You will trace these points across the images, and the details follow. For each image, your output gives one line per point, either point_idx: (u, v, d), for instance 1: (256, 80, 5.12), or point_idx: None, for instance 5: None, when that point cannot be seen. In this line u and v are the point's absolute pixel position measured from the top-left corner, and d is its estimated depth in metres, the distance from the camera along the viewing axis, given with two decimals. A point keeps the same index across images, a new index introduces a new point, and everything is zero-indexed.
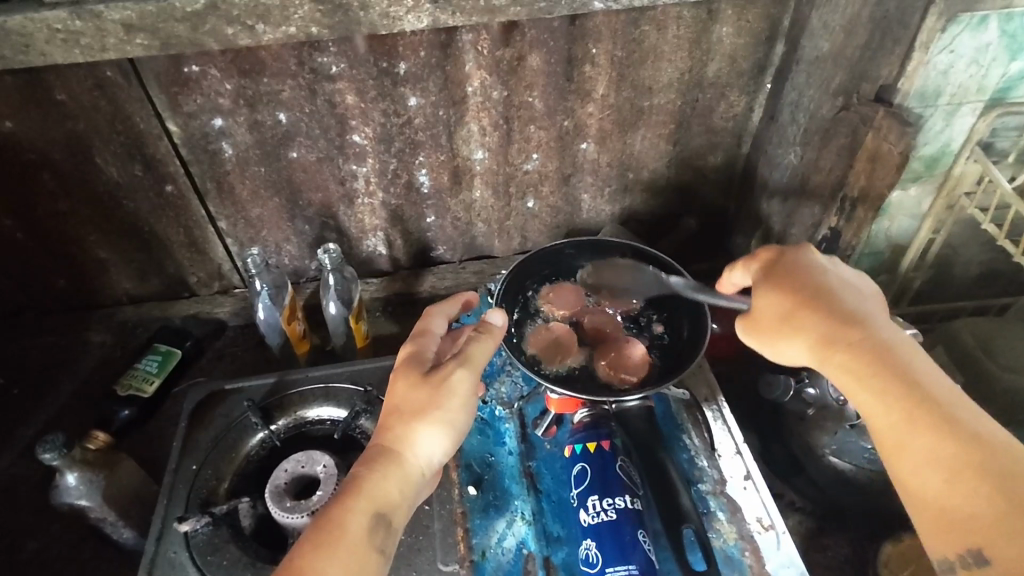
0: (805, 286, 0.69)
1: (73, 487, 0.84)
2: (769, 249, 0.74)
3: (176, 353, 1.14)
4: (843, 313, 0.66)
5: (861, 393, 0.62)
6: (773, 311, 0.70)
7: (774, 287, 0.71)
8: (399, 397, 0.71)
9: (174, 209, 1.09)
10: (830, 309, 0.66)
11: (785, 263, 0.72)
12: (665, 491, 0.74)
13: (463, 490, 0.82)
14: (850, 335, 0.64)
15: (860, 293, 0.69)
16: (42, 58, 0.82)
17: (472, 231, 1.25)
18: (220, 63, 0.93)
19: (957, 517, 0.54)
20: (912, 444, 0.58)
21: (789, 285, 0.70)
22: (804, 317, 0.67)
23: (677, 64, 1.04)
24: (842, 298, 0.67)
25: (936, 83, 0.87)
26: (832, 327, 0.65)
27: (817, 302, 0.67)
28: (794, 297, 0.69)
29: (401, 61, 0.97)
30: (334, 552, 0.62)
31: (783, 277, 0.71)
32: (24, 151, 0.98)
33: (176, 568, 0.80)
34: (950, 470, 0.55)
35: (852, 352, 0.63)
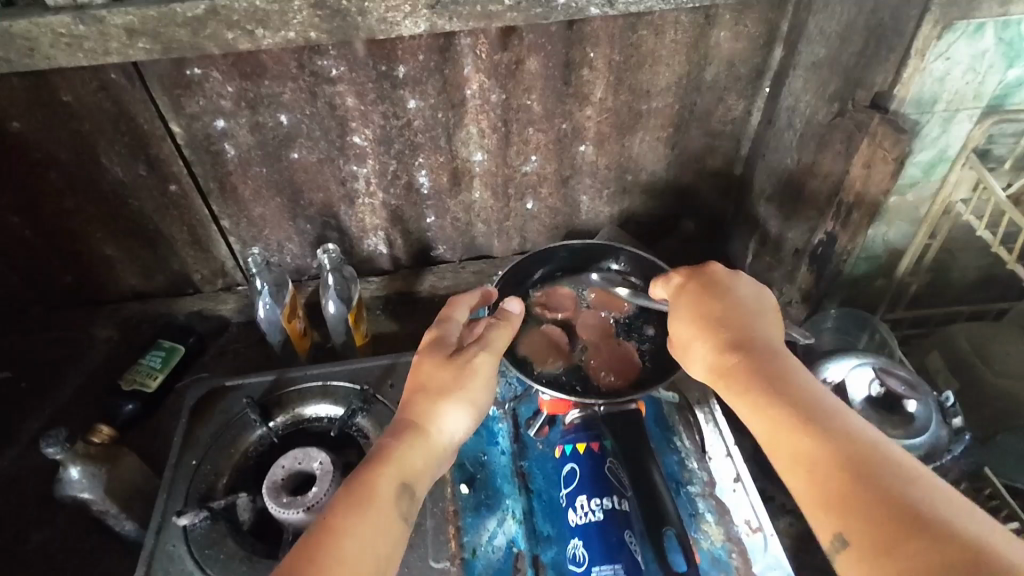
0: (700, 306, 0.74)
1: (76, 480, 0.86)
2: (680, 270, 0.78)
3: (179, 349, 1.16)
4: (734, 332, 0.70)
5: (748, 402, 0.65)
6: (678, 330, 0.75)
7: (679, 310, 0.76)
8: (424, 375, 0.75)
9: (178, 208, 1.11)
10: (723, 331, 0.71)
11: (691, 287, 0.76)
12: (651, 491, 0.77)
13: (456, 488, 0.84)
14: (738, 350, 0.69)
15: (754, 309, 0.73)
16: (47, 61, 0.84)
17: (472, 232, 1.26)
18: (222, 66, 0.94)
19: (830, 504, 0.56)
20: (786, 448, 0.61)
21: (696, 305, 0.74)
22: (701, 338, 0.72)
23: (675, 68, 1.05)
24: (736, 314, 0.72)
25: (932, 90, 0.88)
26: (721, 345, 0.70)
27: (710, 322, 0.72)
28: (696, 319, 0.73)
29: (400, 65, 0.98)
30: (365, 514, 0.65)
31: (685, 299, 0.76)
32: (31, 151, 1.00)
33: (175, 561, 0.82)
34: (817, 467, 0.58)
35: (741, 364, 0.67)
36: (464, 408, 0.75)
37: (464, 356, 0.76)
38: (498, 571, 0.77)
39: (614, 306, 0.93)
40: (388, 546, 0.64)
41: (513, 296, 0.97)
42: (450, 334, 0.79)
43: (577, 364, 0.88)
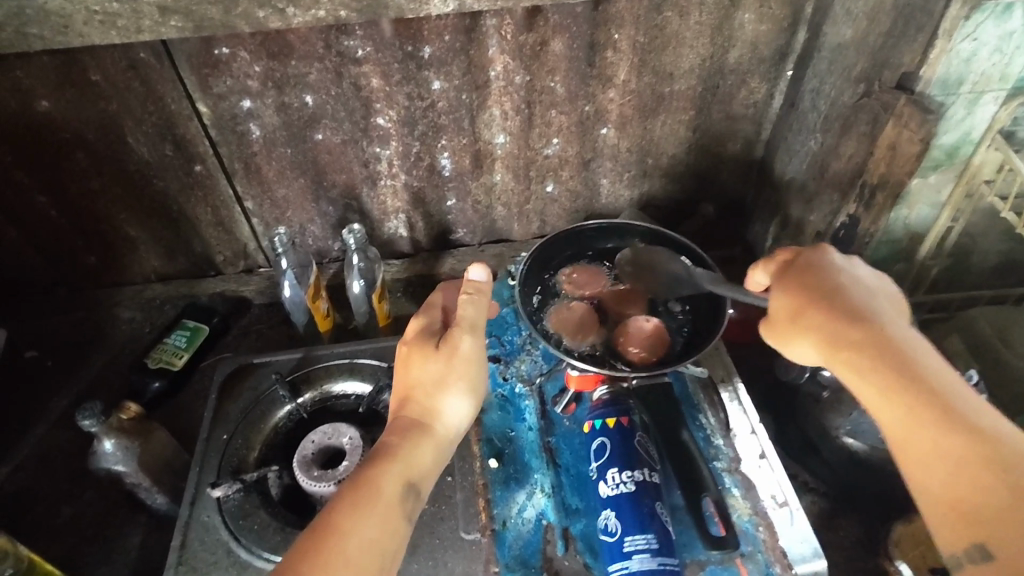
0: (811, 287, 0.70)
1: (110, 453, 0.88)
2: (784, 250, 0.76)
3: (203, 329, 1.17)
4: (855, 314, 0.66)
5: (872, 392, 0.62)
6: (782, 311, 0.71)
7: (782, 287, 0.73)
8: (414, 370, 0.74)
9: (202, 188, 1.12)
10: (841, 309, 0.67)
11: (796, 265, 0.73)
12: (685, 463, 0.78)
13: (485, 463, 0.85)
14: (855, 331, 0.65)
15: (872, 292, 0.69)
16: (80, 39, 0.85)
17: (492, 215, 1.27)
18: (250, 46, 0.95)
19: (964, 513, 0.54)
20: (921, 444, 0.57)
21: (801, 282, 0.71)
22: (810, 313, 0.68)
23: (699, 49, 1.05)
24: (851, 294, 0.68)
25: (959, 71, 0.87)
26: (837, 324, 0.66)
27: (822, 300, 0.68)
28: (803, 295, 0.70)
29: (426, 45, 0.98)
30: (369, 513, 0.64)
31: (793, 278, 0.72)
32: (59, 130, 1.01)
33: (209, 531, 0.84)
34: (954, 465, 0.55)
35: (860, 348, 0.64)
36: (460, 392, 0.74)
37: (450, 342, 0.74)
38: (528, 543, 0.79)
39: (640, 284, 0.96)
40: (393, 546, 0.64)
41: (541, 275, 0.99)
42: (434, 322, 0.79)
43: (605, 341, 0.90)
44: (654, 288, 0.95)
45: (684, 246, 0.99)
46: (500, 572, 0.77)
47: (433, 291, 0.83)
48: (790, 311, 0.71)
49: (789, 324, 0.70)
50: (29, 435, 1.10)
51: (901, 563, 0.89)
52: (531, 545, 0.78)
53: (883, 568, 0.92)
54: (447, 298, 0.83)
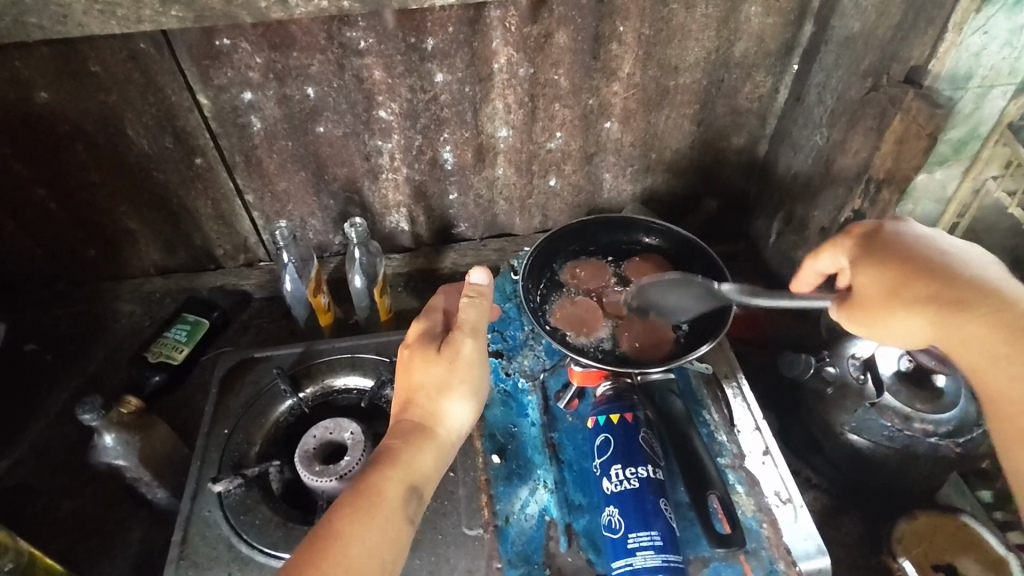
0: (914, 262, 0.70)
1: (110, 447, 0.87)
2: (865, 225, 0.75)
3: (203, 323, 1.17)
4: (973, 291, 0.67)
5: (1004, 370, 0.64)
6: (879, 287, 0.71)
7: (876, 262, 0.72)
8: (416, 373, 0.74)
9: (203, 181, 1.11)
10: (951, 285, 0.68)
11: (888, 240, 0.73)
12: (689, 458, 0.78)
13: (487, 459, 0.85)
14: (975, 307, 0.66)
15: (977, 264, 0.70)
16: (80, 29, 0.84)
17: (494, 209, 1.26)
18: (251, 36, 0.94)
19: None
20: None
21: (900, 260, 0.71)
22: (919, 289, 0.68)
23: (704, 42, 1.04)
24: (958, 270, 0.69)
25: (967, 65, 0.86)
26: (952, 300, 0.67)
27: (929, 275, 0.69)
28: (911, 271, 0.70)
29: (429, 37, 0.97)
30: (372, 518, 0.64)
31: (886, 254, 0.72)
32: (59, 122, 1.00)
33: (210, 526, 0.83)
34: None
35: (990, 325, 0.65)
36: (462, 396, 0.74)
37: (451, 345, 0.74)
38: (531, 539, 0.78)
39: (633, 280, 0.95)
40: (397, 548, 0.64)
41: (544, 270, 0.98)
42: (435, 325, 0.78)
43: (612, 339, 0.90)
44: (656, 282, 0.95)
45: (688, 242, 0.99)
46: (503, 568, 0.77)
47: (434, 294, 0.83)
48: (892, 289, 0.70)
49: (893, 304, 0.70)
50: (28, 429, 1.09)
51: (903, 560, 0.89)
52: (534, 541, 0.78)
53: (886, 565, 0.92)
54: (447, 301, 0.82)
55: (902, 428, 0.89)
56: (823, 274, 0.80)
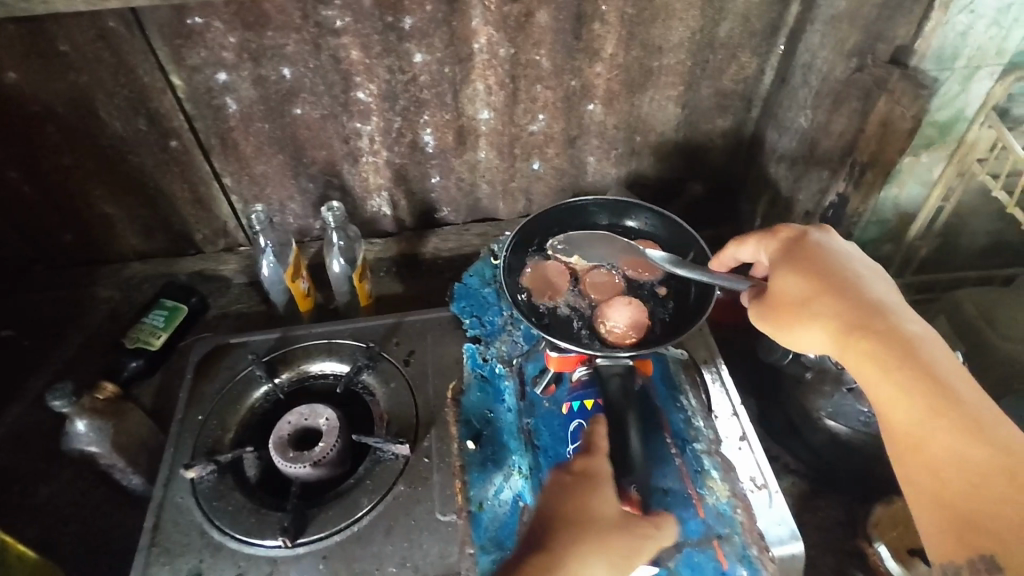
0: (828, 274, 0.71)
1: (82, 433, 0.86)
2: (793, 231, 0.77)
3: (182, 308, 1.15)
4: (873, 310, 0.67)
5: (883, 383, 0.63)
6: (793, 293, 0.73)
7: (793, 270, 0.74)
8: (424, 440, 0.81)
9: (178, 164, 1.09)
10: (852, 301, 0.69)
11: (807, 250, 0.74)
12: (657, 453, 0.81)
13: (462, 444, 0.85)
14: (870, 323, 0.67)
15: (885, 288, 0.71)
16: (44, 5, 0.82)
17: (477, 193, 1.24)
18: (224, 15, 0.92)
19: (969, 519, 0.55)
20: (934, 443, 0.59)
21: (814, 269, 0.72)
22: (824, 302, 0.70)
23: (688, 22, 1.02)
24: (864, 287, 0.70)
25: (954, 45, 0.84)
26: (852, 315, 0.68)
27: (836, 289, 0.70)
28: (819, 280, 0.71)
29: (407, 16, 0.95)
30: None
31: (806, 263, 0.73)
32: (27, 103, 0.98)
33: (183, 512, 0.83)
34: (965, 470, 0.56)
35: (878, 340, 0.65)
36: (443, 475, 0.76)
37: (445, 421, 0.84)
38: (504, 525, 0.78)
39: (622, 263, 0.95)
40: None
41: (535, 241, 0.98)
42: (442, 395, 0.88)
43: (584, 318, 0.90)
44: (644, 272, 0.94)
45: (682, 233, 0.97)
46: (475, 553, 0.77)
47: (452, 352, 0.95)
48: (803, 297, 0.72)
49: (799, 310, 0.71)
50: (5, 415, 1.08)
51: (879, 545, 0.88)
52: (507, 527, 0.78)
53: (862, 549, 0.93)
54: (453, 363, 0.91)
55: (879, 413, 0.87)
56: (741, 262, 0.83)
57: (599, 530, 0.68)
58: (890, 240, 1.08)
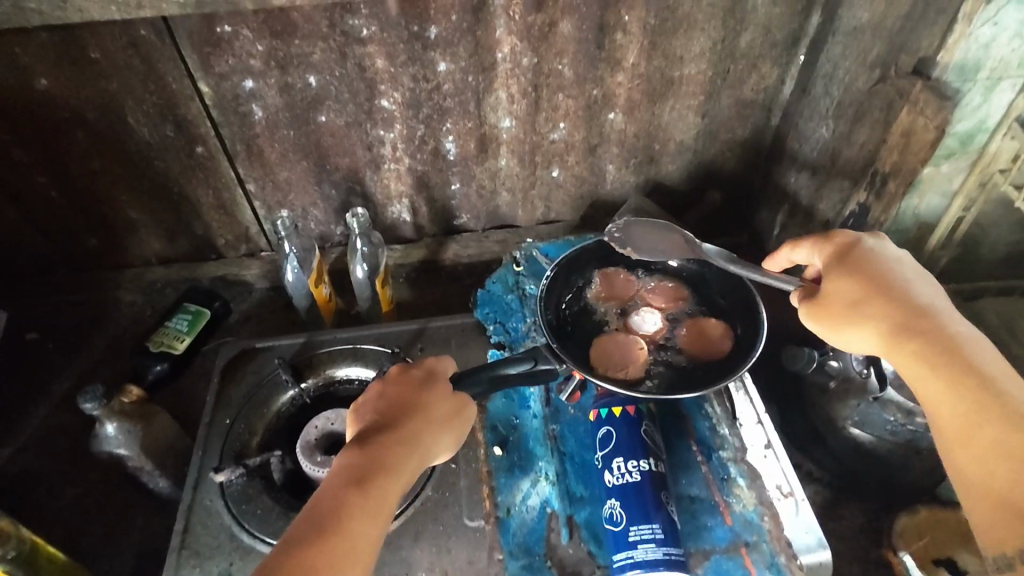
0: (878, 277, 0.73)
1: (112, 436, 0.87)
2: (844, 235, 0.78)
3: (205, 312, 1.16)
4: (919, 312, 0.69)
5: (929, 381, 0.65)
6: (843, 296, 0.74)
7: (844, 274, 0.75)
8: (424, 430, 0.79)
9: (204, 170, 1.10)
10: (899, 303, 0.70)
11: (857, 254, 0.76)
12: (682, 461, 0.83)
13: (489, 451, 0.85)
14: (918, 326, 0.68)
15: (934, 293, 0.72)
16: (80, 14, 0.84)
17: (497, 200, 1.25)
18: (252, 23, 0.93)
19: (1015, 508, 0.56)
20: (980, 437, 0.60)
21: (863, 273, 0.74)
22: (873, 305, 0.71)
23: (710, 33, 1.03)
24: (914, 291, 0.71)
25: (977, 56, 0.85)
26: (901, 318, 0.69)
27: (885, 293, 0.71)
28: (868, 284, 0.73)
29: (432, 25, 0.96)
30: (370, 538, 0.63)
31: (856, 266, 0.75)
32: (58, 109, 0.99)
33: (212, 515, 0.84)
34: (1011, 462, 0.57)
35: (925, 342, 0.67)
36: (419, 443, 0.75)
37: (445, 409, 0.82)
38: (532, 530, 0.79)
39: (676, 302, 0.94)
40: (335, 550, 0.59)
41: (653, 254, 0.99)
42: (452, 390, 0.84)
43: (606, 326, 0.92)
44: (689, 325, 0.91)
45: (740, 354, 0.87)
46: (503, 559, 0.77)
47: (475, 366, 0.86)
48: (854, 300, 0.73)
49: (848, 312, 0.73)
50: (30, 417, 1.09)
51: (903, 553, 0.90)
52: (535, 532, 0.79)
53: (887, 559, 0.92)
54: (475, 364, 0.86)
55: (904, 422, 0.88)
56: (796, 263, 0.84)
57: (446, 420, 0.72)
58: (911, 249, 1.08)
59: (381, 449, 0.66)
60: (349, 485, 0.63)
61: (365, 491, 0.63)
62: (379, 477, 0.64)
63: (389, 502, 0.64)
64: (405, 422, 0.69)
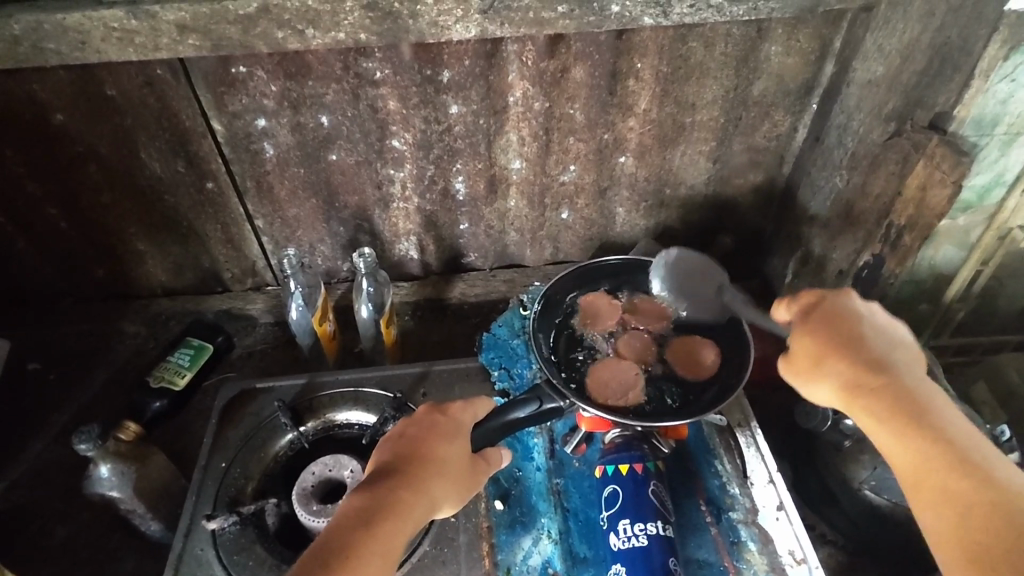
0: (834, 330, 0.70)
1: (105, 478, 0.85)
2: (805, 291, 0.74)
3: (208, 347, 1.15)
4: (873, 366, 0.67)
5: (886, 438, 0.64)
6: (804, 352, 0.71)
7: (804, 329, 0.72)
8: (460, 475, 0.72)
9: (214, 206, 1.11)
10: (856, 356, 0.68)
11: (813, 304, 0.73)
12: (690, 523, 0.81)
13: (490, 504, 0.84)
14: (875, 384, 0.66)
15: (894, 343, 0.70)
16: (98, 55, 0.85)
17: (505, 240, 1.24)
18: (267, 65, 0.93)
19: (975, 558, 0.55)
20: (934, 491, 0.59)
21: (821, 326, 0.71)
22: (830, 361, 0.69)
23: (722, 81, 1.03)
24: (874, 345, 0.68)
25: (994, 112, 0.86)
26: (857, 375, 0.67)
27: (844, 346, 0.69)
28: (824, 340, 0.70)
29: (445, 69, 0.97)
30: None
31: (814, 318, 0.72)
32: (73, 144, 1.00)
33: (202, 566, 0.81)
34: (962, 512, 0.57)
35: (880, 400, 0.65)
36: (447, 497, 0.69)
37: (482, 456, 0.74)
38: None
39: (664, 321, 0.91)
40: None
41: (633, 276, 0.98)
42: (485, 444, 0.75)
43: (595, 354, 0.89)
44: (678, 344, 0.89)
45: (741, 371, 0.84)
46: None
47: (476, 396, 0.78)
48: (811, 355, 0.70)
49: (808, 369, 0.70)
50: (27, 451, 1.08)
51: None
52: None
53: None
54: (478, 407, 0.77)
55: None
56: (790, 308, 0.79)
57: (455, 471, 0.69)
58: (927, 300, 1.06)
59: (392, 494, 0.64)
60: (358, 526, 0.61)
61: (373, 533, 0.61)
62: (388, 515, 0.62)
63: (395, 549, 0.61)
64: (413, 469, 0.66)
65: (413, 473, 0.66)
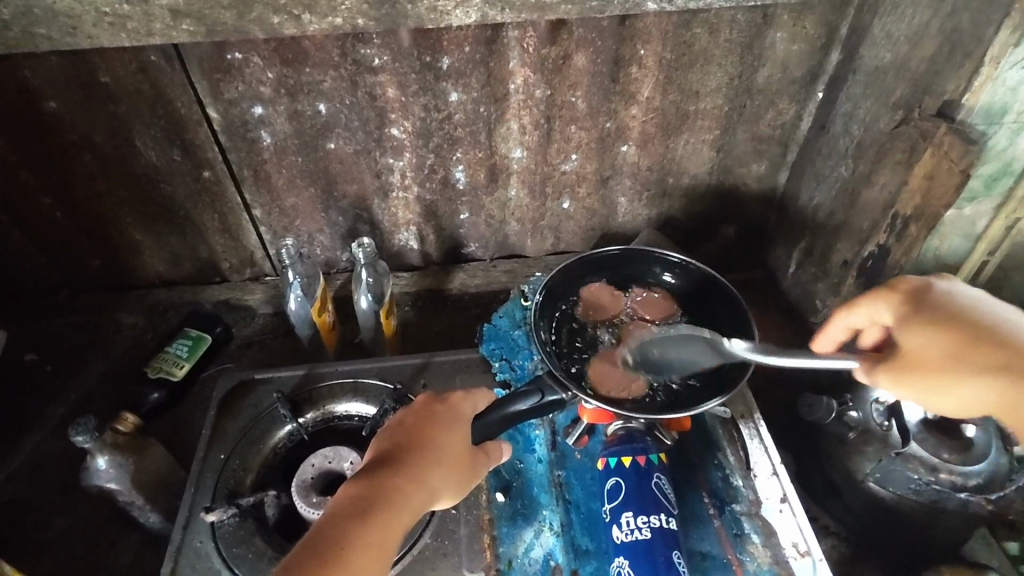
0: (967, 327, 0.69)
1: (103, 470, 0.85)
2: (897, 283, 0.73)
3: (206, 338, 1.14)
4: (1021, 363, 0.67)
5: None
6: (934, 355, 0.69)
7: (928, 329, 0.70)
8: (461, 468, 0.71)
9: (211, 195, 1.09)
10: (1000, 353, 0.67)
11: (930, 301, 0.71)
12: (692, 515, 0.81)
13: (492, 496, 0.83)
14: None
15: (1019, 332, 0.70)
16: (90, 40, 0.83)
17: (505, 230, 1.23)
18: (263, 51, 0.92)
19: None
20: None
21: (952, 325, 0.69)
22: (972, 362, 0.68)
23: (727, 68, 1.01)
24: (1006, 336, 0.68)
25: (1003, 100, 0.82)
26: (1013, 373, 0.66)
27: (983, 344, 0.68)
28: (963, 340, 0.68)
29: (445, 56, 0.95)
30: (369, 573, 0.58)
31: (938, 317, 0.70)
32: (67, 132, 0.98)
33: (201, 558, 0.81)
34: None
35: None
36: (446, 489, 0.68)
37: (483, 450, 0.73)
38: None
39: (668, 316, 0.90)
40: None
41: (641, 267, 0.97)
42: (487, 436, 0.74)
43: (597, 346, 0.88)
44: None
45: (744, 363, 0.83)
46: None
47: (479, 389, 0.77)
48: (946, 357, 0.69)
49: (951, 374, 0.68)
50: (24, 442, 1.07)
51: None
52: None
53: None
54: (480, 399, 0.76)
55: (930, 480, 0.85)
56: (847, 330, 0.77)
57: (454, 463, 0.68)
58: None
59: (389, 483, 0.63)
60: (353, 515, 0.60)
61: (368, 524, 0.60)
62: (383, 506, 0.62)
63: (391, 540, 0.61)
64: (411, 459, 0.66)
65: (411, 463, 0.65)
